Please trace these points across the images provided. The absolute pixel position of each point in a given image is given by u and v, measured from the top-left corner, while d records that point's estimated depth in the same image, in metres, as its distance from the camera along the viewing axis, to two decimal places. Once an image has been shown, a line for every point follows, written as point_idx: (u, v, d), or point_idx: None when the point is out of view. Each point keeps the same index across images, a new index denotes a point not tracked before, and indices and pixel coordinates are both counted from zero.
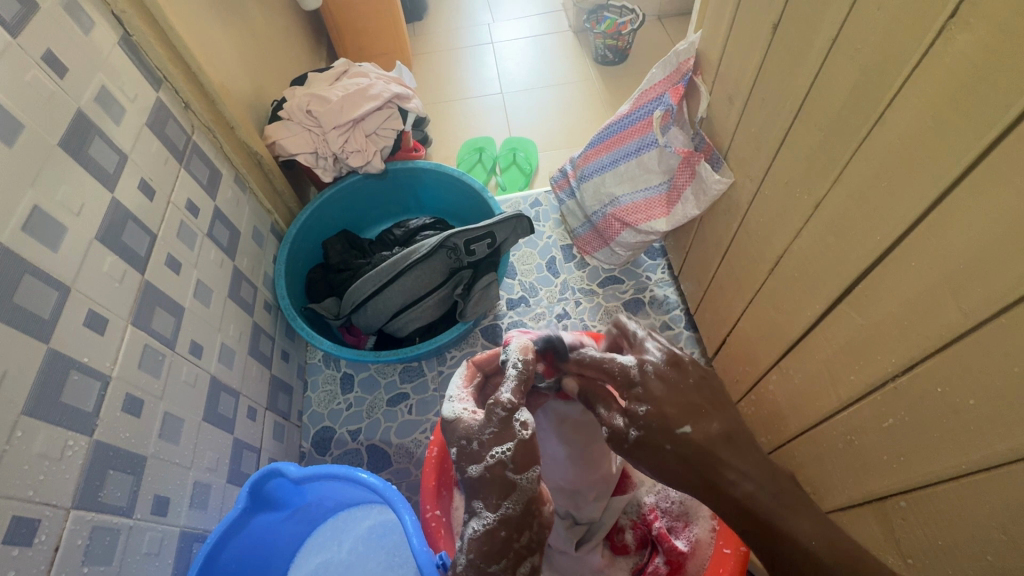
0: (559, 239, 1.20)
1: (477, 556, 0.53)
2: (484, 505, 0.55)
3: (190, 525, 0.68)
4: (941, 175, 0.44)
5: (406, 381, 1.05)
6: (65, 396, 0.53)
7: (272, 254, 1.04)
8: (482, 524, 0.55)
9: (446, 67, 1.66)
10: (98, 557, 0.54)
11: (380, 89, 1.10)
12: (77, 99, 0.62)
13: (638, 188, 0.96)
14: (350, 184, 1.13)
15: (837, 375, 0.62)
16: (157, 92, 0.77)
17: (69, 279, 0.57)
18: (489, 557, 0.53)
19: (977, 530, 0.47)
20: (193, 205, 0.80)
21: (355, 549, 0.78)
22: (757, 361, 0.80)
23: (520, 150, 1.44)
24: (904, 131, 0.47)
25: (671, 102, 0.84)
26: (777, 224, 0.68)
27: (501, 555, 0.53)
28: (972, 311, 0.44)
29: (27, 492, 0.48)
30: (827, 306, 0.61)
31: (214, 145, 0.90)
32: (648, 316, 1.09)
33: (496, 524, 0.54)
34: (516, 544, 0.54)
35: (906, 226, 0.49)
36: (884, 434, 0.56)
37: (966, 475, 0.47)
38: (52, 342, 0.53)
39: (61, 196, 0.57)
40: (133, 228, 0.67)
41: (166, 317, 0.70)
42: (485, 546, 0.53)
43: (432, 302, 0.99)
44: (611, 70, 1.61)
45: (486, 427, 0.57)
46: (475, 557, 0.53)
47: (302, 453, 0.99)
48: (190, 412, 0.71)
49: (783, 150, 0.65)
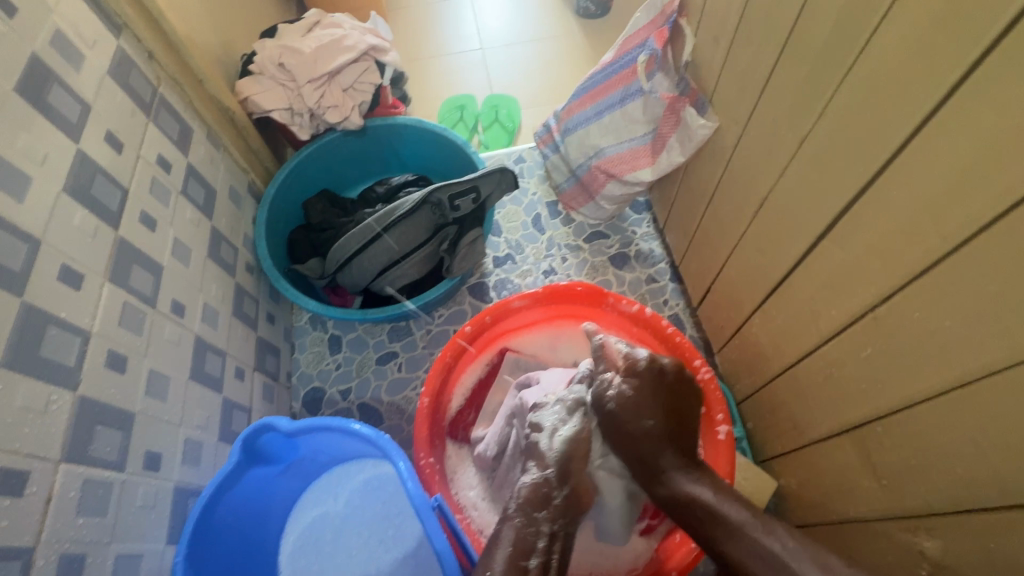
0: (543, 196, 1.19)
1: (526, 502, 0.62)
2: (534, 466, 0.66)
3: (184, 480, 0.68)
4: (925, 99, 0.44)
5: (394, 340, 1.05)
6: (45, 350, 0.52)
7: (251, 216, 1.02)
8: (529, 478, 0.65)
9: (425, 21, 1.60)
10: (92, 509, 0.54)
11: (355, 40, 1.06)
12: (30, 42, 0.58)
13: (622, 139, 0.94)
14: (328, 142, 1.10)
15: (819, 313, 0.63)
16: (118, 40, 0.72)
17: (39, 232, 0.54)
18: (534, 504, 0.62)
19: (948, 446, 0.50)
20: (164, 161, 0.77)
21: (351, 501, 0.82)
22: (742, 306, 0.82)
23: (503, 107, 1.41)
24: (890, 55, 0.47)
25: (655, 46, 0.81)
26: (761, 168, 0.69)
27: (544, 507, 0.62)
28: (950, 235, 0.45)
29: (14, 444, 0.47)
30: (810, 244, 0.62)
31: (183, 100, 0.86)
32: (634, 271, 1.09)
33: (540, 480, 0.64)
34: (552, 500, 0.63)
35: (888, 155, 0.49)
36: (862, 364, 0.58)
37: (940, 395, 0.50)
38: (26, 296, 0.51)
39: (23, 144, 0.55)
40: (103, 182, 0.64)
41: (145, 274, 0.68)
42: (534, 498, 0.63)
43: (417, 259, 0.98)
44: (593, 23, 1.57)
45: (557, 436, 0.68)
46: (526, 498, 0.62)
47: (293, 413, 1.00)
48: (176, 370, 0.70)
49: (767, 89, 0.64)
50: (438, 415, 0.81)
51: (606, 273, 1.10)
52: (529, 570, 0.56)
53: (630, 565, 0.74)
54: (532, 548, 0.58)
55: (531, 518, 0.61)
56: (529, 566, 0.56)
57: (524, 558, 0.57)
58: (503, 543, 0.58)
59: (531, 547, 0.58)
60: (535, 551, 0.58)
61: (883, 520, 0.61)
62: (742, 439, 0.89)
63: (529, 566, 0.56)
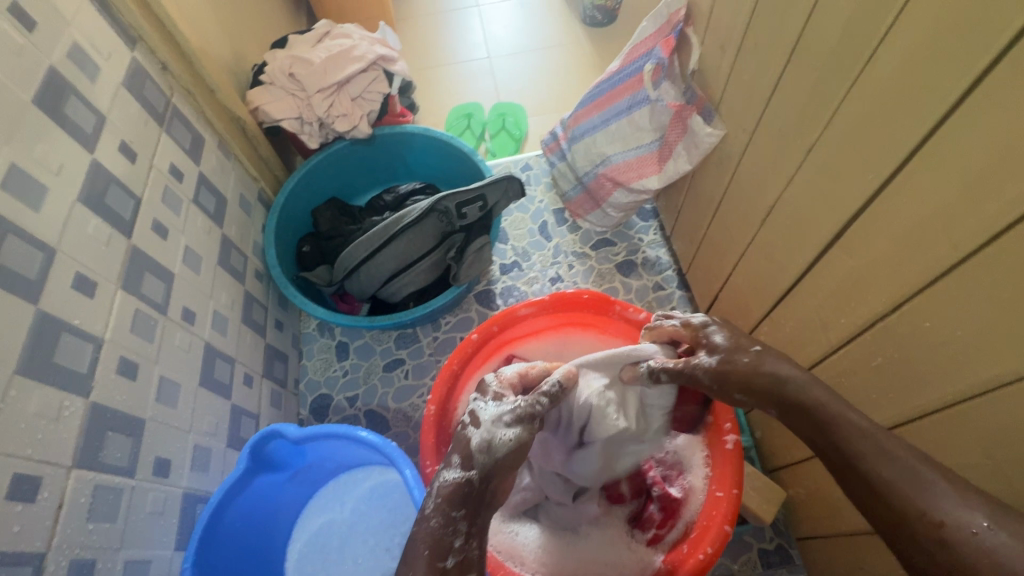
0: (550, 204, 1.19)
1: (444, 500, 0.55)
2: (457, 459, 0.58)
3: (193, 487, 0.69)
4: (933, 108, 0.44)
5: (401, 347, 1.05)
6: (59, 357, 0.53)
7: (261, 223, 1.03)
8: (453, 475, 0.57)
9: (433, 30, 1.61)
10: (102, 515, 0.54)
11: (364, 50, 1.07)
12: (48, 56, 0.59)
13: (629, 147, 0.94)
14: (337, 151, 1.11)
15: (828, 322, 0.63)
16: (132, 52, 0.74)
17: (53, 240, 0.55)
18: (455, 502, 0.55)
19: (961, 458, 0.50)
20: (176, 170, 0.79)
21: (357, 509, 0.82)
22: (749, 314, 0.81)
23: (510, 115, 1.42)
24: (898, 64, 0.47)
25: (661, 55, 0.82)
26: (768, 176, 0.69)
27: (464, 505, 0.55)
28: (960, 244, 0.45)
29: (27, 450, 0.48)
30: (818, 252, 0.62)
31: (195, 110, 0.87)
32: (641, 278, 1.09)
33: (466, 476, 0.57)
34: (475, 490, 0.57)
35: (896, 164, 0.49)
36: (872, 374, 0.57)
37: (952, 405, 0.49)
38: (41, 304, 0.52)
39: (40, 155, 0.56)
40: (117, 191, 0.65)
41: (157, 281, 0.69)
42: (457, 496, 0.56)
43: (424, 266, 0.99)
44: (599, 31, 1.58)
45: (501, 423, 0.60)
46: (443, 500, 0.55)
47: (300, 420, 1.00)
48: (186, 376, 0.71)
49: (774, 97, 0.64)
50: (444, 422, 0.80)
51: (613, 281, 1.10)
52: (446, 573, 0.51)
53: None
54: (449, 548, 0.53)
55: (450, 518, 0.54)
56: (448, 567, 0.52)
57: (441, 559, 0.52)
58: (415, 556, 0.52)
59: (448, 548, 0.53)
60: (453, 552, 0.53)
61: None
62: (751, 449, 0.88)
63: (446, 567, 0.52)
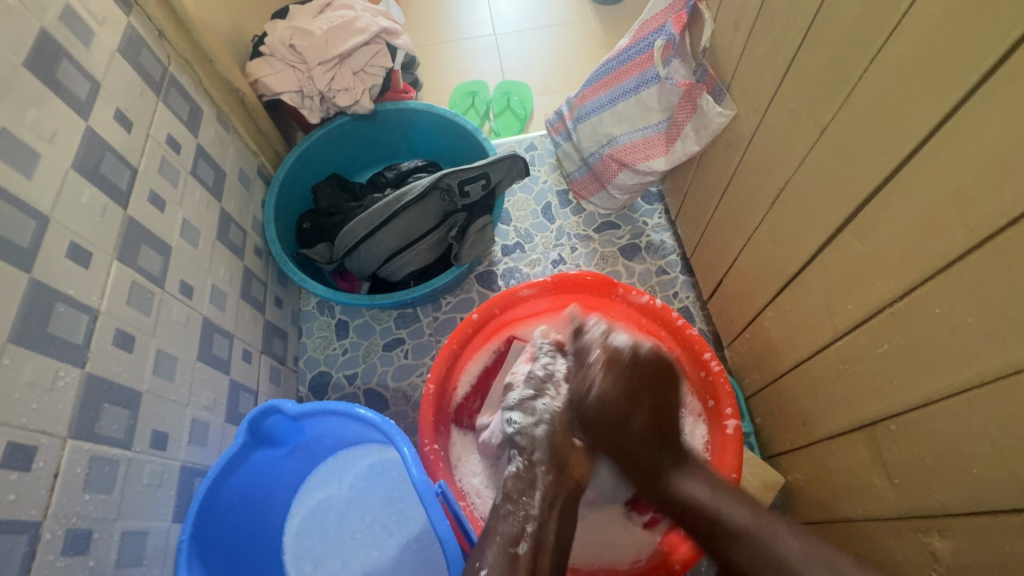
0: (554, 184, 1.18)
1: (511, 491, 0.63)
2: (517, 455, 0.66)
3: (191, 460, 0.69)
4: (954, 87, 0.42)
5: (401, 327, 1.05)
6: (53, 327, 0.52)
7: (260, 199, 1.01)
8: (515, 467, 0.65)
9: (438, 4, 1.57)
10: (98, 486, 0.54)
11: (366, 22, 1.04)
12: (38, 17, 0.57)
13: (636, 127, 0.92)
14: (338, 126, 1.09)
15: (834, 307, 0.62)
16: (127, 18, 0.72)
17: (47, 209, 0.54)
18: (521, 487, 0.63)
19: (964, 444, 0.49)
20: (173, 141, 0.77)
21: (355, 486, 0.82)
22: (754, 300, 0.80)
23: (514, 94, 1.40)
24: (921, 39, 0.44)
25: (672, 32, 0.79)
26: (779, 158, 0.67)
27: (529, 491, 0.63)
28: (977, 228, 0.43)
29: (21, 420, 0.48)
30: (828, 236, 0.60)
31: (193, 80, 0.85)
32: (644, 262, 1.08)
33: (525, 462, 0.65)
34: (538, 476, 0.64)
35: (914, 144, 0.47)
36: (878, 361, 0.57)
37: (959, 392, 0.48)
38: (34, 273, 0.51)
39: (32, 120, 0.54)
40: (111, 160, 0.64)
41: (153, 254, 0.68)
42: (520, 484, 0.64)
43: (425, 245, 0.97)
44: (609, 9, 1.54)
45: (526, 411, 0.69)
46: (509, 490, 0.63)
47: (299, 397, 1.00)
48: (184, 351, 0.70)
49: (789, 75, 0.62)
50: (443, 402, 0.80)
51: (616, 264, 1.08)
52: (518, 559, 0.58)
53: (632, 557, 0.73)
54: (521, 534, 0.60)
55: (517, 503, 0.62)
56: (519, 553, 0.58)
57: (513, 545, 0.59)
58: (496, 532, 0.60)
59: (520, 532, 0.60)
60: (524, 536, 0.60)
61: (895, 518, 0.60)
62: (750, 434, 0.87)
63: (519, 552, 0.58)
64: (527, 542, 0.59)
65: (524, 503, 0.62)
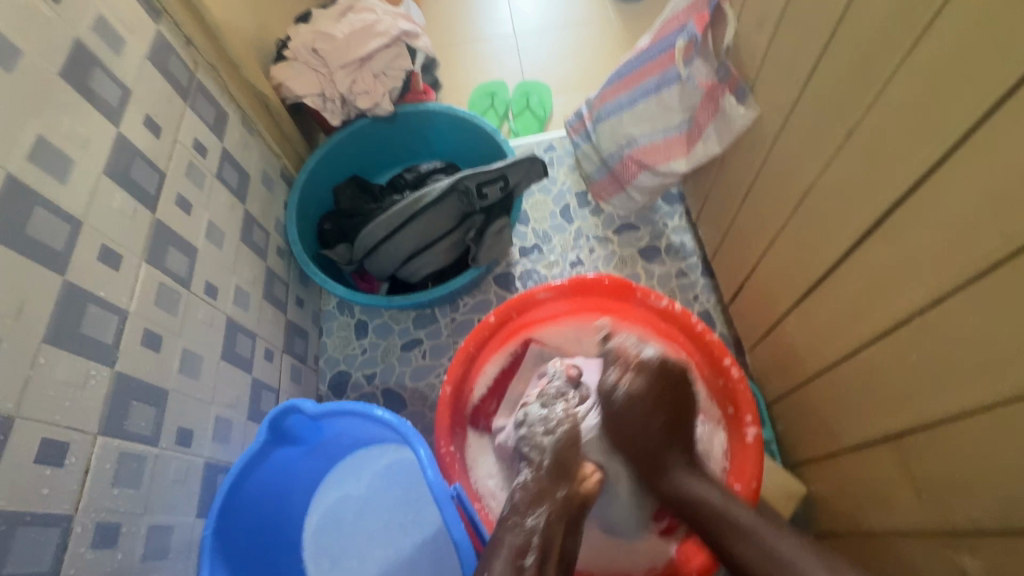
0: (573, 185, 1.17)
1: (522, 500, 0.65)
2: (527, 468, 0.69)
3: (215, 457, 0.71)
4: (989, 89, 0.41)
5: (419, 327, 1.06)
6: (85, 327, 0.54)
7: (283, 200, 1.03)
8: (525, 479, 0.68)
9: (458, 4, 1.58)
10: (126, 482, 0.56)
11: (387, 25, 1.06)
12: (73, 28, 0.59)
13: (657, 128, 0.91)
14: (359, 129, 1.10)
15: (861, 315, 0.60)
16: (157, 26, 0.74)
17: (80, 213, 0.56)
18: (530, 499, 0.65)
19: (997, 461, 0.47)
20: (200, 145, 0.79)
21: (372, 484, 0.83)
22: (776, 306, 0.79)
23: (534, 94, 1.39)
24: (956, 39, 0.43)
25: (694, 31, 0.75)
26: (803, 161, 0.65)
27: (539, 501, 0.64)
28: (1013, 237, 0.41)
29: (54, 417, 0.49)
30: (855, 241, 0.58)
31: (219, 84, 0.87)
32: (664, 264, 1.07)
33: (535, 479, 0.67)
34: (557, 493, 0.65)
35: (947, 149, 0.45)
36: (905, 372, 0.55)
37: (992, 407, 0.46)
38: (67, 275, 0.53)
39: (66, 127, 0.56)
40: (141, 165, 0.66)
41: (180, 256, 0.70)
42: (528, 497, 0.65)
43: (443, 247, 0.98)
44: (629, 7, 1.52)
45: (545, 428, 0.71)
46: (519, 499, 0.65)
47: (320, 396, 1.02)
48: (209, 350, 0.72)
49: (814, 76, 0.61)
50: (459, 404, 0.80)
51: (635, 266, 1.07)
52: (526, 568, 0.58)
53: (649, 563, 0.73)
54: (526, 545, 0.60)
55: (522, 512, 0.63)
56: (525, 564, 0.58)
57: (522, 557, 0.59)
58: (502, 543, 0.60)
59: (528, 543, 0.60)
60: (532, 548, 0.60)
61: (923, 535, 0.58)
62: (772, 442, 0.86)
63: (526, 564, 0.58)
64: (535, 553, 0.59)
65: (528, 516, 0.63)
